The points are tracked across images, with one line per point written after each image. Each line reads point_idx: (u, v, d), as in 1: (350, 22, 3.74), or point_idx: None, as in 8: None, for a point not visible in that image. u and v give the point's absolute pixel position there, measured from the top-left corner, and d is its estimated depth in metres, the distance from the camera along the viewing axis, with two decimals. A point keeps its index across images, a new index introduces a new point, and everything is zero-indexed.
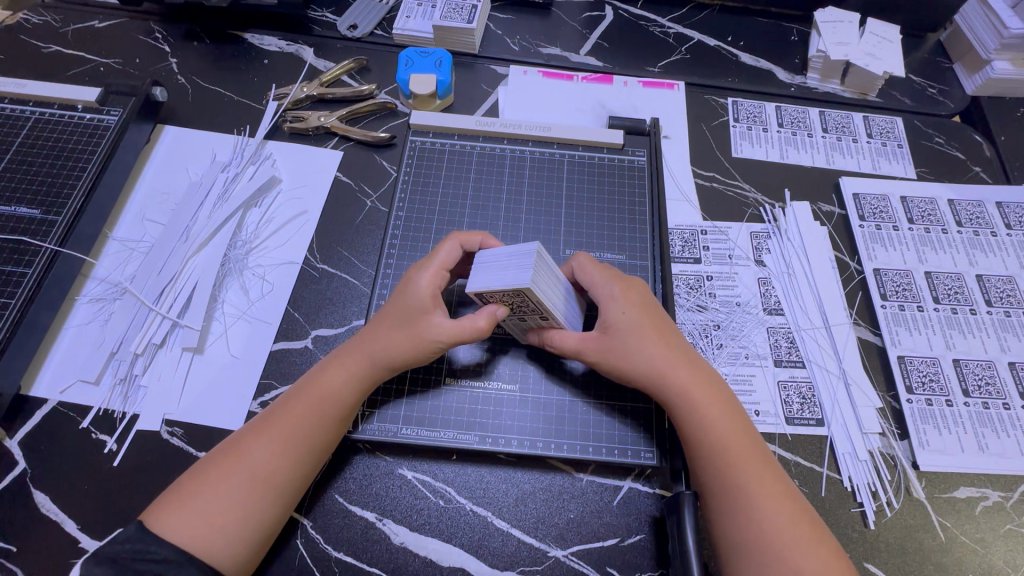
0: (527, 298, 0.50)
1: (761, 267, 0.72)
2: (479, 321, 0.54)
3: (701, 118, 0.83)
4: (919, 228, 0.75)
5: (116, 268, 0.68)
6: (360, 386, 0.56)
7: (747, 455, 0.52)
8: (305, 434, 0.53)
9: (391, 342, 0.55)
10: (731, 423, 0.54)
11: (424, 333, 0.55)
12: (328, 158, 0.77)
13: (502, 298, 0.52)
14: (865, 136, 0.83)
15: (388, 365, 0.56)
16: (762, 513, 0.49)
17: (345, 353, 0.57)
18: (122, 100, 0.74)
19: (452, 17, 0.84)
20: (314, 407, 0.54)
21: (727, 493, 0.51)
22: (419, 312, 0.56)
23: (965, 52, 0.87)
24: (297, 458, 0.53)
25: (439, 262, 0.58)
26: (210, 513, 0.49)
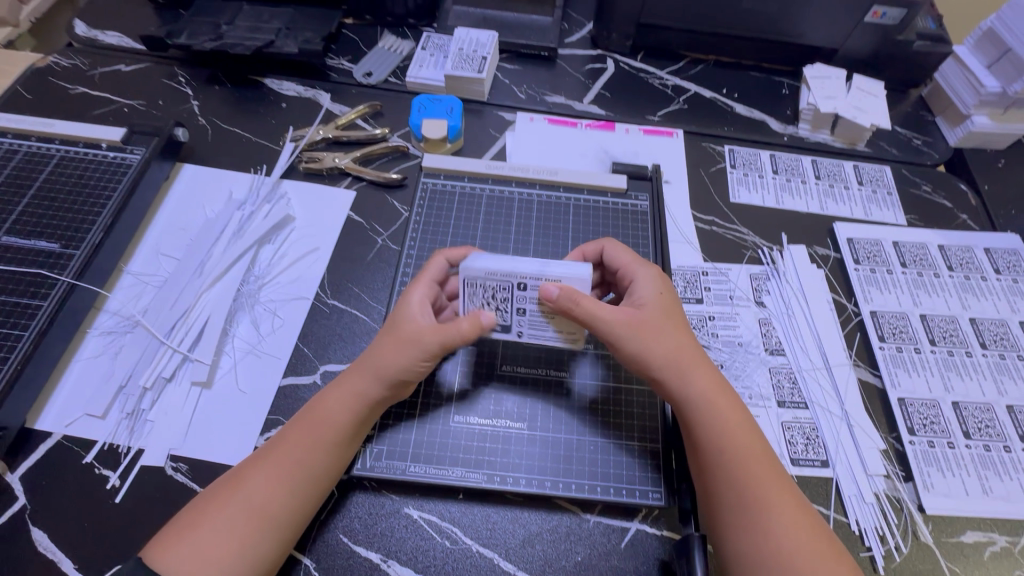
0: (476, 278, 0.56)
1: (761, 308, 0.74)
2: (463, 324, 0.55)
3: (699, 164, 0.87)
4: (913, 272, 0.78)
5: (129, 301, 0.69)
6: (361, 406, 0.56)
7: (761, 474, 0.52)
8: (310, 459, 0.53)
9: (386, 354, 0.56)
10: (746, 438, 0.54)
11: (410, 338, 0.56)
12: (341, 198, 0.80)
13: (479, 293, 0.57)
14: (856, 184, 0.87)
15: (382, 376, 0.56)
16: (780, 530, 0.49)
17: (350, 372, 0.57)
18: (145, 140, 0.77)
19: (463, 66, 0.89)
20: (321, 429, 0.54)
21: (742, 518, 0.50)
22: (408, 324, 0.57)
23: (946, 107, 0.92)
24: (303, 481, 0.53)
25: (427, 278, 0.61)
26: (215, 540, 0.48)
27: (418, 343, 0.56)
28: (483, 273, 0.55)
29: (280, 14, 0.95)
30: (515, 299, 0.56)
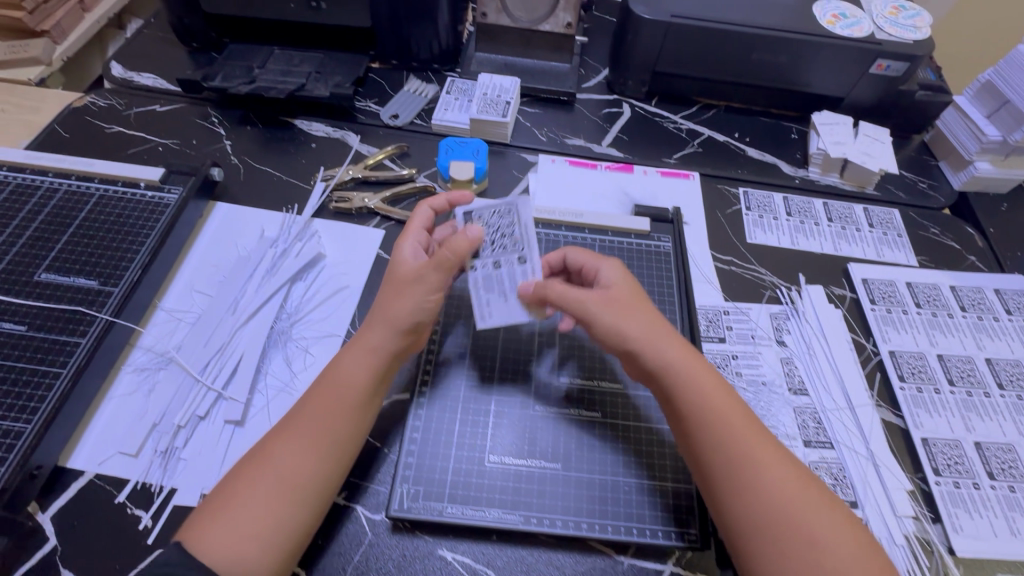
0: (514, 215, 0.62)
1: (782, 347, 0.76)
2: (453, 243, 0.58)
3: (716, 206, 0.90)
4: (927, 312, 0.80)
5: (163, 338, 0.70)
6: (377, 363, 0.58)
7: (743, 428, 0.55)
8: (332, 428, 0.55)
9: (392, 304, 0.59)
10: (724, 394, 0.57)
11: (410, 278, 0.60)
12: (371, 237, 0.82)
13: (496, 217, 0.63)
14: (867, 226, 0.90)
15: (393, 323, 0.58)
16: (765, 479, 0.52)
17: (359, 337, 0.60)
18: (183, 179, 0.80)
19: (488, 111, 0.92)
20: (338, 395, 0.56)
21: (733, 478, 0.53)
22: (408, 268, 0.61)
23: (949, 152, 0.96)
24: (324, 450, 0.54)
25: (416, 227, 0.66)
26: (248, 516, 0.50)
27: (420, 279, 0.60)
28: (513, 225, 0.62)
29: (310, 59, 0.99)
30: (501, 252, 0.62)
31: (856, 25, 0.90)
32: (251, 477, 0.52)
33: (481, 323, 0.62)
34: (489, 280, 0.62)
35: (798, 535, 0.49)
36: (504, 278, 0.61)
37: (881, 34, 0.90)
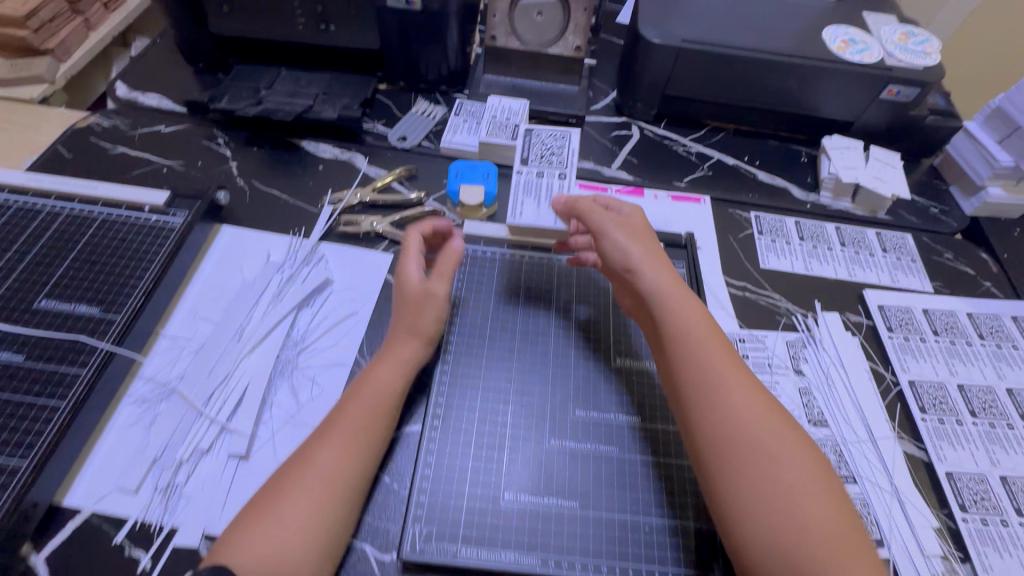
0: (565, 141, 0.82)
1: (800, 376, 0.74)
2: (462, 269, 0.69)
3: (728, 230, 0.90)
4: (945, 340, 0.79)
5: (165, 367, 0.68)
6: (410, 372, 0.64)
7: (724, 356, 0.58)
8: (372, 434, 0.58)
9: (418, 320, 0.65)
10: (709, 324, 0.60)
11: (431, 296, 0.67)
12: (380, 261, 0.80)
13: (550, 140, 0.82)
14: (881, 251, 0.89)
15: (420, 335, 0.65)
16: (736, 397, 0.55)
17: (388, 349, 0.64)
18: (188, 203, 0.78)
19: (497, 133, 0.90)
20: (377, 401, 0.60)
21: (708, 395, 0.55)
22: (427, 289, 0.67)
23: (959, 177, 0.96)
24: (360, 454, 0.57)
25: (412, 251, 0.69)
26: (297, 513, 0.51)
27: (439, 298, 0.67)
28: (562, 148, 0.78)
29: (317, 80, 0.98)
30: (547, 164, 0.79)
31: (867, 51, 0.91)
32: (294, 482, 0.53)
33: (512, 219, 0.75)
34: (529, 185, 0.77)
35: (761, 450, 0.52)
36: (542, 187, 0.76)
37: (891, 60, 0.90)
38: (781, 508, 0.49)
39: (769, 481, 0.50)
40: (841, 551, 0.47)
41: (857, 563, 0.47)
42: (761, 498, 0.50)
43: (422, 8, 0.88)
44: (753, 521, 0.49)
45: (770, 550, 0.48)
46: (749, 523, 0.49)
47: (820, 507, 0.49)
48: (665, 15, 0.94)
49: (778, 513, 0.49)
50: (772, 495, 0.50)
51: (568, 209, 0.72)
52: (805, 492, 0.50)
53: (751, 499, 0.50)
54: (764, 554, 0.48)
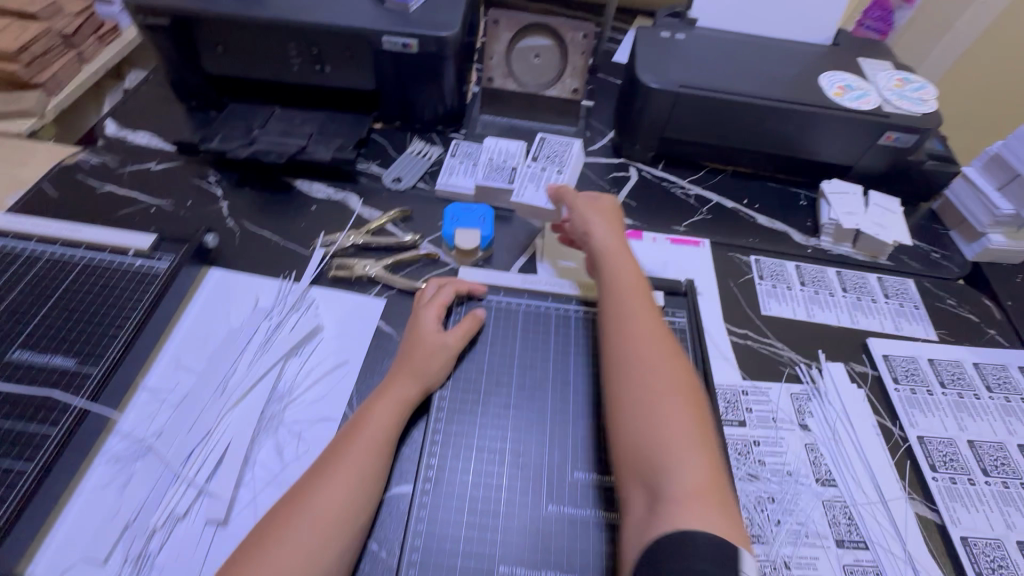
0: (569, 148, 0.95)
1: (805, 431, 0.71)
2: (469, 321, 0.70)
3: (728, 274, 0.88)
4: (953, 393, 0.76)
5: (142, 422, 0.65)
6: (407, 411, 0.62)
7: (638, 299, 0.69)
8: (370, 476, 0.56)
9: (425, 363, 0.65)
10: (631, 275, 0.72)
11: (439, 343, 0.67)
12: (372, 307, 0.78)
13: (557, 145, 0.96)
14: (883, 297, 0.87)
15: (427, 382, 0.65)
16: (640, 329, 0.65)
17: (387, 387, 0.63)
18: (175, 246, 0.76)
19: (494, 177, 0.90)
20: (376, 442, 0.58)
21: (616, 325, 0.66)
22: (437, 336, 0.67)
23: (960, 222, 0.96)
24: (357, 494, 0.55)
25: (434, 301, 0.71)
26: (294, 550, 0.50)
27: (446, 346, 0.67)
28: (564, 151, 0.94)
29: (312, 119, 0.97)
30: (550, 165, 0.93)
31: (864, 98, 0.91)
32: (286, 522, 0.52)
33: (517, 198, 0.87)
34: (534, 176, 0.91)
35: (640, 368, 0.61)
36: (545, 178, 0.90)
37: (889, 107, 0.90)
38: (645, 405, 0.58)
39: (645, 390, 0.59)
40: (684, 442, 0.55)
41: (689, 460, 0.53)
42: (634, 399, 0.59)
43: (419, 50, 0.87)
44: (625, 417, 0.58)
45: (633, 440, 0.57)
46: (621, 418, 0.59)
47: (676, 418, 0.57)
48: (662, 60, 0.94)
49: (643, 410, 0.58)
50: (642, 398, 0.59)
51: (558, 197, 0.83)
52: (670, 398, 0.58)
53: (627, 401, 0.59)
54: (628, 443, 0.57)
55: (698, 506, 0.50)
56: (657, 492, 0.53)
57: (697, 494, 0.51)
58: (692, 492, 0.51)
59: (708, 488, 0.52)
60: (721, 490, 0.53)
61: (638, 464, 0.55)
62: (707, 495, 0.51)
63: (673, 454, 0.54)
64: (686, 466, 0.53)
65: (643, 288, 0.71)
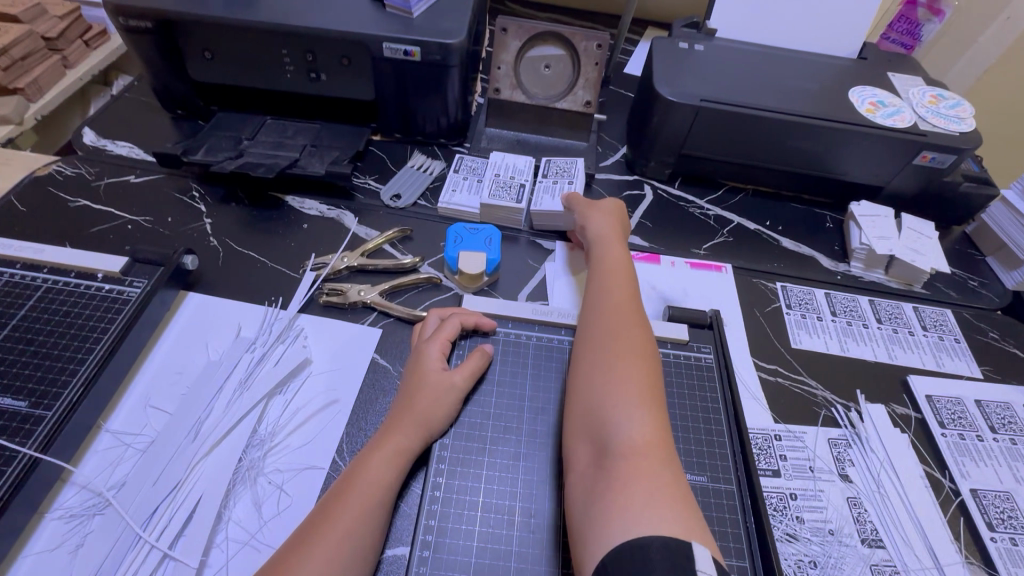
0: (572, 164, 0.90)
1: (847, 483, 0.64)
2: (476, 358, 0.63)
3: (753, 303, 0.81)
4: (1005, 439, 0.69)
5: (103, 471, 0.58)
6: (405, 464, 0.55)
7: (613, 274, 0.67)
8: (365, 542, 0.49)
9: (428, 408, 0.58)
10: (612, 256, 0.70)
11: (445, 384, 0.59)
12: (367, 338, 0.70)
13: (561, 162, 0.90)
14: (922, 329, 0.81)
15: (431, 430, 0.57)
16: (610, 297, 0.63)
17: (386, 436, 0.56)
18: (149, 269, 0.69)
19: (501, 195, 0.83)
20: (370, 500, 0.51)
21: (590, 298, 0.65)
22: (443, 376, 0.60)
23: (999, 248, 0.89)
24: (350, 568, 0.47)
25: (440, 334, 0.64)
26: None
27: (453, 388, 0.60)
28: (575, 166, 0.89)
29: (305, 130, 0.91)
30: (558, 180, 0.87)
31: (898, 115, 0.85)
32: None
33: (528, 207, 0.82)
34: (547, 189, 0.86)
35: (603, 330, 0.59)
36: (558, 190, 0.85)
37: (924, 125, 0.84)
38: (599, 362, 0.56)
39: (604, 350, 0.57)
40: (634, 398, 0.51)
41: (634, 415, 0.49)
42: (592, 359, 0.56)
43: (422, 58, 0.81)
44: (581, 380, 0.56)
45: (584, 398, 0.54)
46: (577, 379, 0.57)
47: (628, 376, 0.53)
48: (679, 71, 0.88)
49: (599, 370, 0.55)
50: (598, 359, 0.56)
51: (565, 201, 0.81)
52: (627, 359, 0.55)
53: (586, 364, 0.57)
54: (581, 400, 0.54)
55: (640, 461, 0.46)
56: (601, 447, 0.49)
57: (640, 448, 0.47)
58: (636, 446, 0.47)
59: (654, 443, 0.47)
60: (670, 449, 0.48)
61: (587, 421, 0.52)
62: (651, 450, 0.47)
63: (618, 408, 0.50)
64: (632, 419, 0.49)
65: (622, 266, 0.68)
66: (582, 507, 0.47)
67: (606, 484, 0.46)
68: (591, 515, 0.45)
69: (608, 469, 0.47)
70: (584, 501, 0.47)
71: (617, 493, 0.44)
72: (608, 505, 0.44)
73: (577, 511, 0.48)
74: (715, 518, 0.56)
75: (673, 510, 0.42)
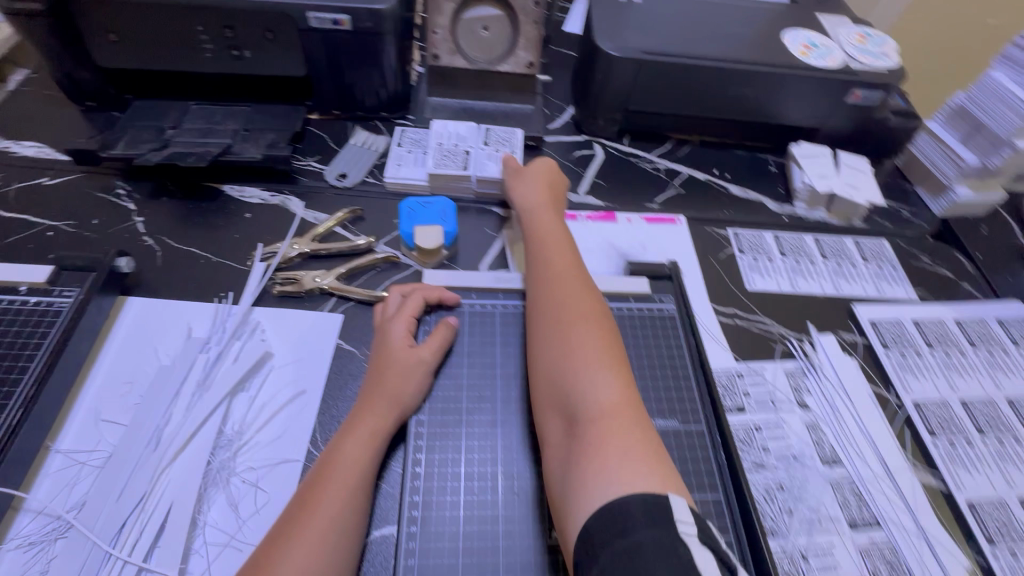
0: (511, 134, 0.88)
1: (805, 411, 0.68)
2: (440, 332, 0.62)
3: (708, 251, 0.84)
4: (940, 352, 0.75)
5: (58, 493, 0.54)
6: (380, 445, 0.54)
7: (555, 242, 0.66)
8: (344, 528, 0.48)
9: (397, 386, 0.57)
10: (549, 224, 0.69)
11: (413, 362, 0.59)
12: (329, 324, 0.68)
13: (500, 131, 0.88)
14: (862, 261, 0.85)
15: (404, 407, 0.57)
16: (552, 267, 0.62)
17: (355, 421, 0.55)
18: (80, 276, 0.64)
19: (448, 164, 0.81)
20: (347, 485, 0.50)
21: (534, 271, 0.64)
22: (410, 353, 0.59)
23: (926, 177, 0.94)
24: (336, 556, 0.46)
25: (402, 312, 0.63)
26: None
27: (422, 364, 0.59)
28: (514, 135, 0.87)
29: (235, 113, 0.85)
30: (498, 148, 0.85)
31: (830, 55, 0.88)
32: None
33: (476, 174, 0.80)
34: (493, 155, 0.84)
35: (550, 301, 0.58)
36: (503, 158, 0.83)
37: (854, 64, 0.87)
38: (555, 334, 0.55)
39: (555, 322, 0.56)
40: (595, 364, 0.51)
41: (597, 382, 0.49)
42: (547, 333, 0.56)
43: (353, 27, 0.77)
44: (540, 354, 0.56)
45: (548, 372, 0.54)
46: (537, 355, 0.56)
47: (584, 343, 0.53)
48: (618, 25, 0.87)
49: (555, 343, 0.55)
50: (553, 332, 0.56)
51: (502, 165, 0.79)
52: (581, 327, 0.55)
53: (542, 338, 0.56)
54: (544, 374, 0.54)
55: (610, 425, 0.46)
56: (571, 417, 0.49)
57: (608, 412, 0.47)
58: (604, 411, 0.47)
59: (621, 403, 0.48)
60: (636, 406, 0.49)
61: (553, 395, 0.52)
62: (619, 411, 0.47)
63: (583, 375, 0.50)
64: (596, 385, 0.49)
65: (561, 232, 0.68)
66: (562, 476, 0.48)
67: (580, 452, 0.46)
68: (571, 484, 0.45)
69: (581, 437, 0.47)
70: (562, 472, 0.48)
71: (593, 459, 0.45)
72: (585, 471, 0.44)
73: (557, 482, 0.48)
74: (689, 459, 0.59)
75: (646, 464, 0.43)
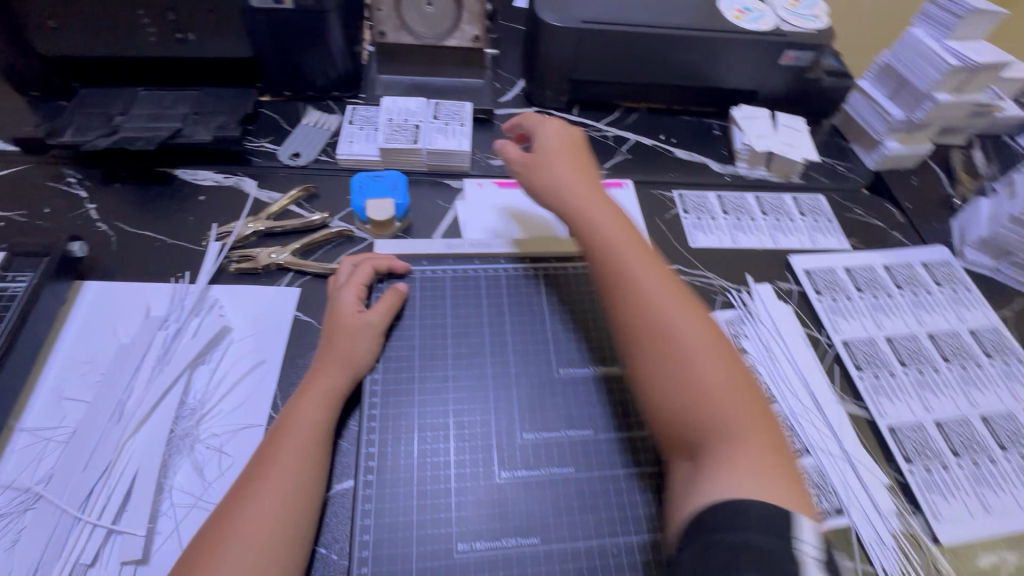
0: (461, 108, 0.90)
1: (743, 354, 0.73)
2: (388, 297, 0.65)
3: (654, 212, 0.87)
4: (869, 295, 0.81)
5: (26, 468, 0.56)
6: (334, 403, 0.57)
7: (630, 241, 0.63)
8: (302, 477, 0.51)
9: (348, 347, 0.60)
10: (608, 216, 0.66)
11: (362, 324, 0.62)
12: (285, 297, 0.70)
13: (450, 105, 0.90)
14: (798, 215, 0.90)
15: (356, 367, 0.60)
16: (642, 274, 0.59)
17: (309, 383, 0.58)
18: (32, 261, 0.65)
19: (398, 138, 0.83)
20: (303, 440, 0.53)
21: (614, 272, 0.61)
22: (359, 317, 0.62)
23: (859, 133, 0.99)
24: (295, 503, 0.49)
25: (352, 280, 0.65)
26: None
27: (372, 326, 0.62)
28: (464, 108, 0.89)
29: (183, 97, 0.85)
30: (448, 122, 0.87)
31: (762, 19, 0.91)
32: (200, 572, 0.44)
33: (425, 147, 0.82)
34: (442, 129, 0.86)
35: (662, 316, 0.56)
36: (452, 131, 0.86)
37: (786, 26, 0.91)
38: (686, 353, 0.54)
39: (676, 341, 0.54)
40: (734, 393, 0.52)
41: (734, 412, 0.51)
42: (664, 349, 0.54)
43: (295, 6, 0.78)
44: (655, 368, 0.54)
45: (668, 390, 0.53)
46: (648, 367, 0.55)
47: (714, 369, 0.53)
48: None
49: (675, 362, 0.53)
50: (672, 349, 0.54)
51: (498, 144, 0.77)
52: (709, 351, 0.54)
53: (655, 352, 0.54)
54: (658, 388, 0.53)
55: (750, 453, 0.49)
56: (704, 442, 0.51)
57: (751, 440, 0.50)
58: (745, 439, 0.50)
59: (762, 432, 0.50)
60: (775, 432, 0.52)
61: (676, 414, 0.52)
62: (762, 437, 0.50)
63: (724, 403, 0.51)
64: (738, 415, 0.51)
65: (626, 225, 0.65)
66: (687, 488, 0.50)
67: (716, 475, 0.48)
68: (699, 492, 0.48)
69: (718, 462, 0.49)
70: (689, 487, 0.50)
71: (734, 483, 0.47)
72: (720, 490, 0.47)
73: (682, 492, 0.51)
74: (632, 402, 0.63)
75: (784, 488, 0.47)
